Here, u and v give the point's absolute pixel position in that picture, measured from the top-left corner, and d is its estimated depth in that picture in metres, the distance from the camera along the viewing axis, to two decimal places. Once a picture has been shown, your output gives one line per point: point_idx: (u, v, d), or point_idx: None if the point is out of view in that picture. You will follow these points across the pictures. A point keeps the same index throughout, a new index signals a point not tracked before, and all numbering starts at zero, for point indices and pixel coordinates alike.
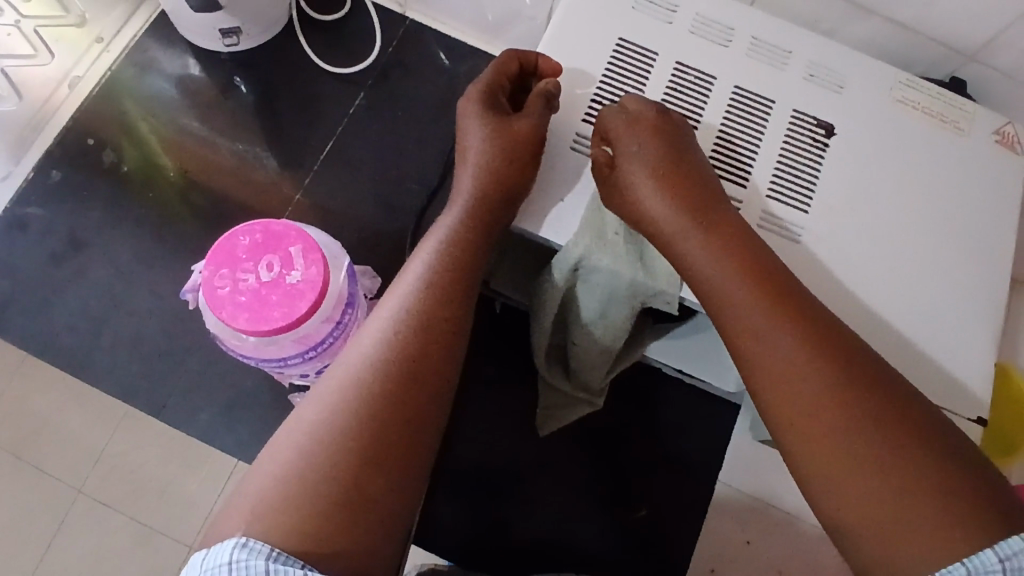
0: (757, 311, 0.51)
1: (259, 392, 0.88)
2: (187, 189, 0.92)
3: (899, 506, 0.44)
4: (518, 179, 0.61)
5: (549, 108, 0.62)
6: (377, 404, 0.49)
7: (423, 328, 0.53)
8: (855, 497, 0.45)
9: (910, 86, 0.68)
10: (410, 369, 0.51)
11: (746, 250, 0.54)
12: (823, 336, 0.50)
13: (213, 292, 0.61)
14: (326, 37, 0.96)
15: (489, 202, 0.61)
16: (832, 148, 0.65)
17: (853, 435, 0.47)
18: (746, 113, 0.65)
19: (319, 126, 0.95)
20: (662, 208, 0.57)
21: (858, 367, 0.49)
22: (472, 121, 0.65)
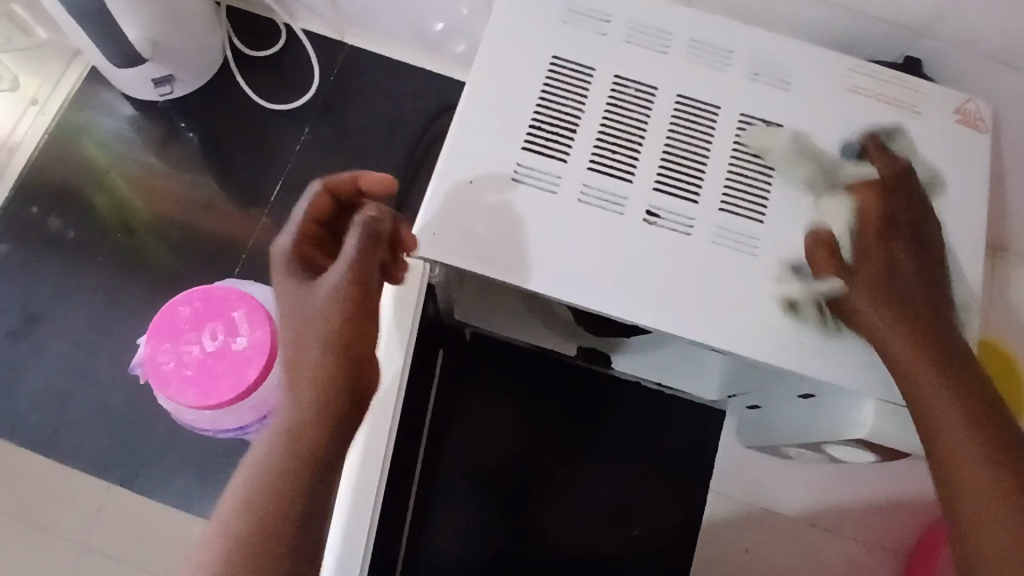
0: (891, 314, 0.55)
1: (234, 450, 0.86)
2: (138, 247, 0.90)
3: (974, 462, 0.49)
4: (355, 332, 0.45)
5: (370, 238, 0.48)
6: (284, 475, 0.41)
7: (286, 447, 0.42)
8: (955, 444, 0.50)
9: (861, 72, 0.65)
10: (283, 488, 0.41)
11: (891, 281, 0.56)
12: (963, 367, 0.53)
13: (158, 368, 0.59)
14: (266, 73, 0.94)
15: (323, 312, 0.45)
16: (784, 148, 0.62)
17: (948, 417, 0.51)
18: (691, 122, 0.62)
19: (268, 166, 0.92)
20: (850, 240, 0.58)
21: (946, 354, 0.54)
22: (282, 296, 0.48)
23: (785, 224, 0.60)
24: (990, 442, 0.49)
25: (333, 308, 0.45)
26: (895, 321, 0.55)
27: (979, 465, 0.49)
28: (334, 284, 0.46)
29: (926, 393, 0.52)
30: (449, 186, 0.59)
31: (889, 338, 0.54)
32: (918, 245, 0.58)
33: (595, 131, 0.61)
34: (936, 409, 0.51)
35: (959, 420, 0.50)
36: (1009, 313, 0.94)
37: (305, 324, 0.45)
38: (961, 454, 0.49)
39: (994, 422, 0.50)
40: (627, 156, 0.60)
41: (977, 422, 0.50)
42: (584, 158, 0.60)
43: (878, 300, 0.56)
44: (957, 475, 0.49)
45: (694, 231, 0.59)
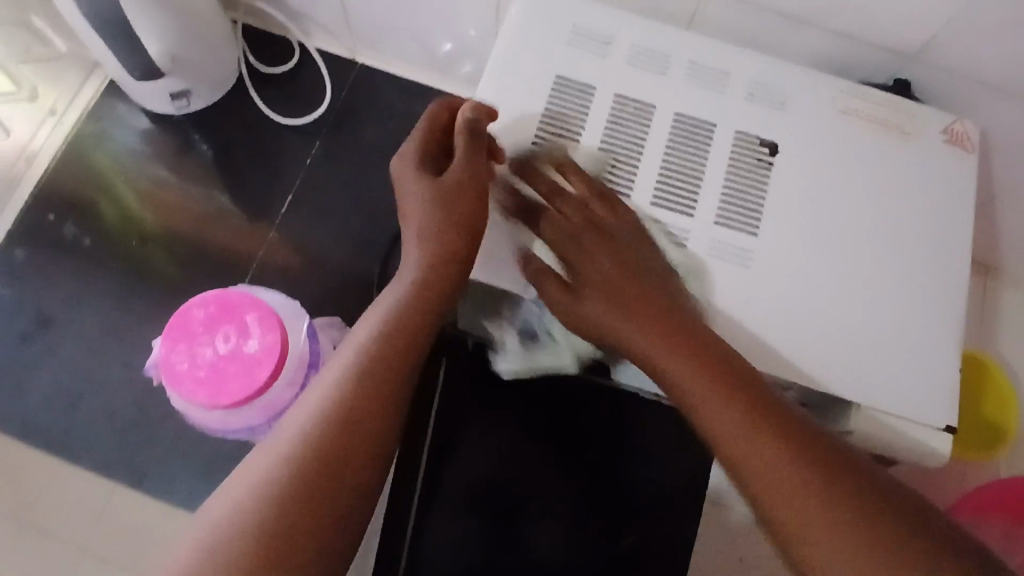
0: (693, 374, 0.51)
1: (239, 455, 0.88)
2: (151, 254, 0.92)
3: (822, 521, 0.45)
4: (464, 216, 0.59)
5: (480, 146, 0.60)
6: (380, 368, 0.54)
7: (384, 347, 0.55)
8: (797, 513, 0.46)
9: (852, 94, 0.68)
10: (372, 380, 0.54)
11: (685, 328, 0.54)
12: (739, 378, 0.52)
13: (171, 368, 0.61)
14: (279, 88, 0.97)
15: (450, 197, 0.59)
16: (777, 166, 0.65)
17: (774, 487, 0.47)
18: (688, 140, 0.65)
19: (279, 178, 0.95)
20: (603, 317, 0.56)
21: (782, 414, 0.49)
22: (410, 188, 0.61)
23: (775, 240, 0.63)
24: (786, 442, 0.48)
25: (460, 192, 0.59)
26: (711, 384, 0.51)
27: (851, 523, 0.45)
28: (458, 171, 0.60)
29: (732, 448, 0.49)
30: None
31: (697, 393, 0.51)
32: (698, 346, 0.53)
33: (596, 148, 0.63)
34: (761, 459, 0.48)
35: (813, 469, 0.47)
36: (1000, 333, 0.96)
37: (422, 218, 0.59)
38: (785, 474, 0.47)
39: (834, 460, 0.47)
40: (626, 172, 0.63)
41: (765, 435, 0.48)
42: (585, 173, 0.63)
43: (679, 363, 0.52)
44: (812, 526, 0.45)
45: (690, 244, 0.62)
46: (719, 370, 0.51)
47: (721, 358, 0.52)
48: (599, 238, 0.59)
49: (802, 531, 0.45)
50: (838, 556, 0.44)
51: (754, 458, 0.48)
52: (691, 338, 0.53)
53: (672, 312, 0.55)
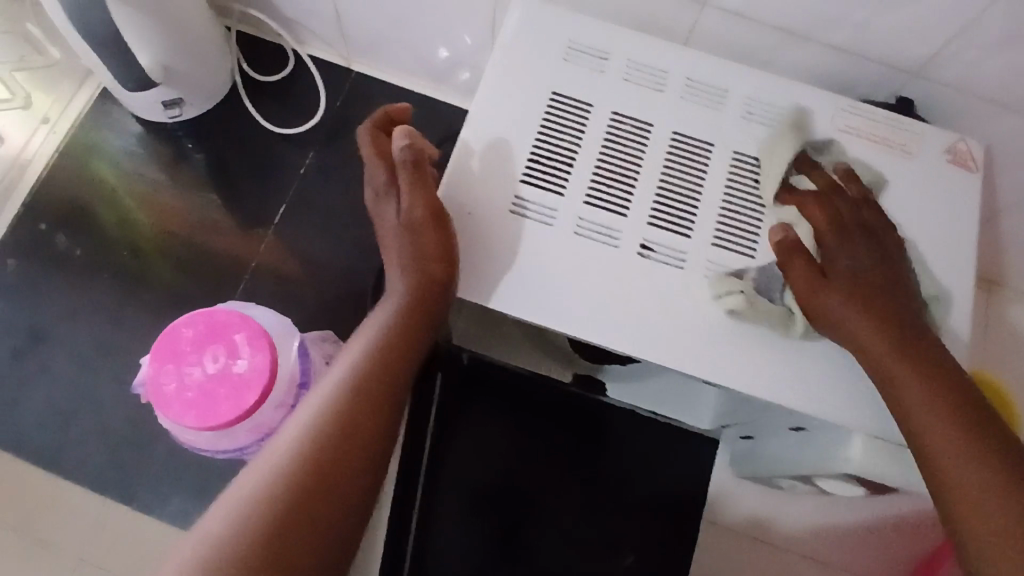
0: (895, 348, 0.53)
1: (231, 470, 0.87)
2: (144, 265, 0.91)
3: (1003, 508, 0.46)
4: (429, 245, 0.58)
5: (415, 170, 0.60)
6: (367, 397, 0.55)
7: (367, 381, 0.56)
8: (966, 491, 0.48)
9: (853, 112, 0.66)
10: (358, 411, 0.54)
11: (871, 279, 0.56)
12: (930, 361, 0.52)
13: (159, 389, 0.60)
14: (274, 98, 0.96)
15: (419, 234, 0.59)
16: (776, 186, 0.63)
17: (979, 488, 0.47)
18: (686, 159, 0.63)
19: (274, 188, 0.94)
20: (842, 288, 0.55)
21: (950, 387, 0.51)
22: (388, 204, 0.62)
23: (774, 262, 0.61)
24: (950, 402, 0.50)
25: (420, 233, 0.59)
26: (920, 382, 0.51)
27: (1016, 503, 0.46)
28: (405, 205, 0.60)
29: (918, 418, 0.51)
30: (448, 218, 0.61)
31: (914, 386, 0.51)
32: (870, 300, 0.54)
33: (592, 166, 0.62)
34: (934, 426, 0.50)
35: (957, 432, 0.49)
36: (1004, 347, 0.94)
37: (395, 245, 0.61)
38: (944, 441, 0.49)
39: (992, 440, 0.49)
40: (622, 192, 0.62)
41: (956, 404, 0.50)
42: (580, 192, 0.61)
43: (859, 321, 0.54)
44: (965, 507, 0.48)
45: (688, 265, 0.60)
46: (918, 349, 0.53)
47: (918, 334, 0.53)
48: (867, 230, 0.58)
49: (969, 496, 0.48)
50: (987, 544, 0.46)
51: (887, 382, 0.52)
52: (886, 308, 0.54)
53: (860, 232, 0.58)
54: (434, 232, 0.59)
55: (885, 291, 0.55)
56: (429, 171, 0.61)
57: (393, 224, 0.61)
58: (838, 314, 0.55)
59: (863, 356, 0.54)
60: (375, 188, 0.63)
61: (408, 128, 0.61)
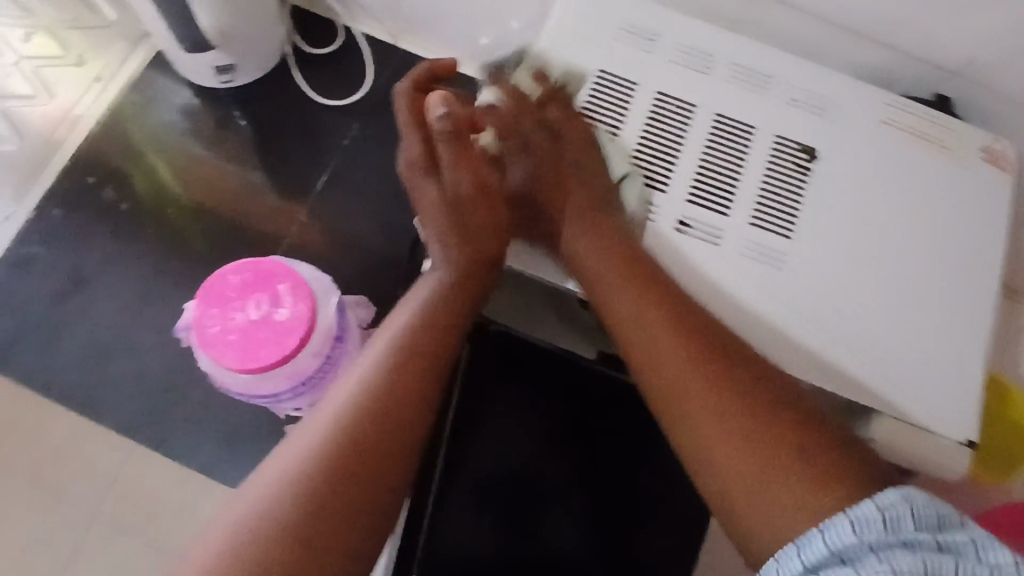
0: (685, 359, 0.57)
1: (257, 424, 0.89)
2: (186, 221, 0.94)
3: (772, 480, 0.51)
4: (479, 222, 0.66)
5: (455, 138, 0.66)
6: (415, 352, 0.59)
7: (415, 339, 0.60)
8: (734, 471, 0.53)
9: (896, 105, 0.67)
10: (408, 364, 0.58)
11: (694, 317, 0.59)
12: (709, 338, 0.58)
13: (203, 331, 0.62)
14: (320, 70, 0.98)
15: (463, 209, 0.67)
16: (816, 172, 0.65)
17: (743, 488, 0.52)
18: (727, 141, 0.65)
19: (315, 156, 0.96)
20: (665, 315, 0.59)
21: (753, 396, 0.55)
22: (427, 188, 0.69)
23: (807, 246, 0.63)
24: (754, 407, 0.54)
25: (465, 201, 0.67)
26: (716, 389, 0.56)
27: (787, 483, 0.51)
28: (453, 177, 0.67)
29: (693, 423, 0.55)
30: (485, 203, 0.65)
31: (698, 402, 0.56)
32: (692, 319, 0.59)
33: (634, 142, 0.65)
34: (703, 418, 0.55)
35: (743, 448, 0.53)
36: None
37: (439, 227, 0.68)
38: (716, 432, 0.54)
39: (772, 422, 0.53)
40: (663, 168, 0.64)
41: (717, 382, 0.56)
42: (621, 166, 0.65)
43: (687, 352, 0.57)
44: (742, 485, 0.52)
45: (722, 243, 0.62)
46: (729, 376, 0.56)
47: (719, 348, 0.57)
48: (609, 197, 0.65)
49: (741, 476, 0.52)
50: (736, 498, 0.52)
51: (696, 404, 0.56)
52: (698, 328, 0.58)
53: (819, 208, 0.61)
54: (480, 200, 0.67)
55: (660, 279, 0.61)
56: (469, 140, 0.67)
57: (432, 197, 0.68)
58: (646, 324, 0.59)
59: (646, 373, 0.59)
60: (410, 159, 0.69)
61: (446, 95, 0.66)
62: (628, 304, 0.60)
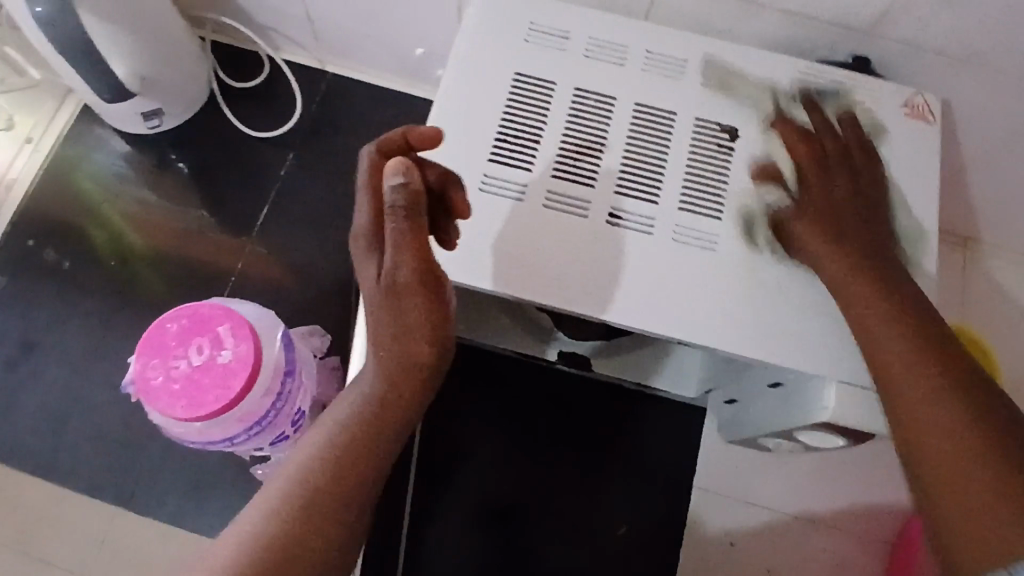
0: (904, 347, 0.52)
1: (225, 467, 0.88)
2: (131, 272, 0.93)
3: (984, 504, 0.45)
4: (417, 315, 0.52)
5: (412, 211, 0.51)
6: (372, 421, 0.51)
7: (374, 410, 0.51)
8: (963, 513, 0.45)
9: (812, 74, 0.68)
10: (370, 430, 0.50)
11: (919, 319, 0.54)
12: (947, 354, 0.52)
13: (147, 383, 0.61)
14: (249, 103, 0.97)
15: (401, 305, 0.51)
16: (739, 149, 0.65)
17: (998, 487, 0.45)
18: (650, 129, 0.64)
19: (254, 190, 0.95)
20: (910, 342, 0.53)
21: (981, 397, 0.49)
22: (368, 267, 0.53)
23: (740, 224, 0.62)
24: (983, 442, 0.47)
25: (405, 299, 0.52)
26: (952, 386, 0.50)
27: (1012, 503, 0.44)
28: (394, 265, 0.51)
29: (929, 433, 0.49)
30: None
31: (938, 403, 0.49)
32: (910, 312, 0.54)
33: (558, 139, 0.63)
34: (953, 460, 0.47)
35: (947, 422, 0.48)
36: (981, 305, 0.95)
37: (376, 298, 0.52)
38: (966, 467, 0.47)
39: (1007, 456, 0.46)
40: (590, 163, 0.63)
41: (977, 428, 0.48)
42: (548, 166, 0.62)
43: (903, 347, 0.53)
44: (962, 519, 0.45)
45: (655, 231, 0.61)
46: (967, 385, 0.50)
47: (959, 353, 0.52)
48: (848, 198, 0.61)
49: (971, 508, 0.45)
50: (953, 529, 0.46)
51: (909, 399, 0.51)
52: (932, 342, 0.52)
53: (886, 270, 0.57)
54: (426, 297, 0.52)
55: (908, 306, 0.55)
56: (425, 217, 0.51)
57: (372, 291, 0.53)
58: (869, 327, 0.55)
59: (884, 378, 0.53)
60: (355, 234, 0.55)
61: (404, 160, 0.51)
62: (824, 249, 0.59)
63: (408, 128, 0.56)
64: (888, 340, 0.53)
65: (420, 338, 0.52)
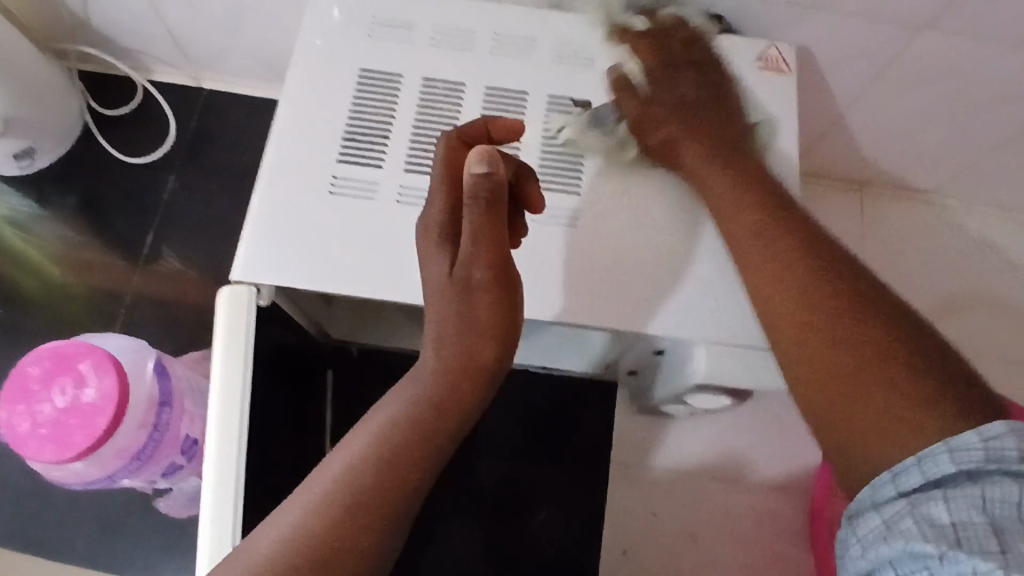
0: (810, 282, 0.50)
1: (131, 503, 0.84)
2: (20, 314, 0.90)
3: (896, 432, 0.44)
4: (488, 310, 0.50)
5: (494, 203, 0.49)
6: (411, 443, 0.47)
7: (411, 428, 0.48)
8: (883, 462, 0.44)
9: (662, 38, 0.67)
10: (396, 462, 0.46)
11: (833, 259, 0.52)
12: (853, 295, 0.49)
13: (12, 432, 0.59)
14: (126, 131, 0.95)
15: (478, 299, 0.50)
16: (595, 122, 0.63)
17: (896, 432, 0.44)
18: (503, 112, 0.63)
19: (140, 216, 0.93)
20: (793, 260, 0.51)
21: (867, 334, 0.47)
22: (436, 259, 0.51)
23: (599, 198, 0.61)
24: (906, 369, 0.45)
25: (478, 296, 0.50)
26: (851, 325, 0.47)
27: (928, 435, 0.43)
28: (467, 256, 0.50)
29: (826, 364, 0.47)
30: (266, 239, 0.57)
31: (840, 324, 0.48)
32: (825, 267, 0.51)
33: (408, 133, 0.60)
34: (856, 385, 0.46)
35: (903, 387, 0.44)
36: (875, 248, 0.97)
37: (447, 287, 0.50)
38: (885, 404, 0.44)
39: (931, 389, 0.44)
40: None
41: (887, 349, 0.46)
42: (400, 160, 0.59)
43: (810, 283, 0.50)
44: (851, 428, 0.45)
45: None
46: (866, 353, 0.46)
47: (838, 293, 0.49)
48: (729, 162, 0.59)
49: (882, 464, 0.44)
50: (856, 447, 0.45)
51: (812, 333, 0.48)
52: (826, 288, 0.50)
53: (823, 240, 0.53)
54: (498, 295, 0.50)
55: (811, 257, 0.51)
56: (504, 208, 0.49)
57: (436, 287, 0.51)
58: (767, 256, 0.52)
59: (770, 306, 0.51)
60: (425, 227, 0.53)
61: (488, 150, 0.48)
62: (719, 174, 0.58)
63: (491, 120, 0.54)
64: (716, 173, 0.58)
65: (490, 328, 0.50)
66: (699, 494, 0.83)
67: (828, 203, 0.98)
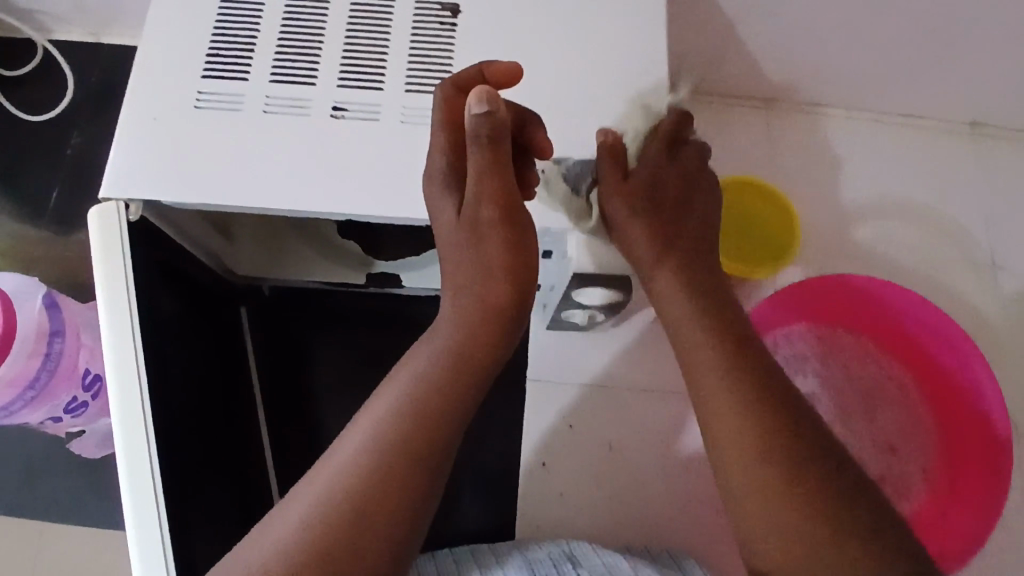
0: (740, 394, 0.57)
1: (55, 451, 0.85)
2: None
3: (796, 530, 0.52)
4: (501, 254, 0.57)
5: (497, 137, 0.54)
6: (437, 398, 0.55)
7: (436, 387, 0.55)
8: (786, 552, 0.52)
9: None
10: (424, 415, 0.54)
11: (756, 371, 0.58)
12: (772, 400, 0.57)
13: None
14: (30, 92, 0.95)
15: (487, 240, 0.57)
16: (462, 26, 0.62)
17: (788, 533, 0.52)
18: (369, 22, 0.62)
19: (47, 175, 0.93)
20: (730, 372, 0.58)
21: (783, 443, 0.55)
22: (445, 206, 0.57)
23: None
24: (800, 477, 0.53)
25: (486, 235, 0.57)
26: (754, 435, 0.55)
27: (809, 530, 0.52)
28: (476, 197, 0.56)
29: (743, 462, 0.55)
30: (138, 153, 0.58)
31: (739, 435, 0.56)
32: (757, 368, 0.58)
33: (274, 47, 0.61)
34: (760, 482, 0.54)
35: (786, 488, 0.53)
36: (778, 163, 1.00)
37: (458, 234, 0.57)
38: (774, 500, 0.53)
39: (825, 498, 0.53)
40: (309, 63, 0.60)
41: (787, 454, 0.54)
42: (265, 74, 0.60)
43: (735, 388, 0.57)
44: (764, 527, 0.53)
45: (382, 117, 0.59)
46: (783, 444, 0.54)
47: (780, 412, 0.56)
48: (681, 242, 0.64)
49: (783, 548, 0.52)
50: (764, 544, 0.53)
51: (738, 436, 0.56)
52: (762, 399, 0.56)
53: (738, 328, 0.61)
54: (504, 232, 0.56)
55: (748, 362, 0.58)
56: (507, 144, 0.55)
57: (449, 230, 0.58)
58: (717, 385, 0.58)
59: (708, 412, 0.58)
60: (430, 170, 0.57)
61: (486, 91, 0.53)
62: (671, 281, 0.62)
63: (483, 64, 0.58)
64: (714, 383, 0.58)
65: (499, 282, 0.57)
66: (613, 404, 0.85)
67: (732, 122, 1.00)
